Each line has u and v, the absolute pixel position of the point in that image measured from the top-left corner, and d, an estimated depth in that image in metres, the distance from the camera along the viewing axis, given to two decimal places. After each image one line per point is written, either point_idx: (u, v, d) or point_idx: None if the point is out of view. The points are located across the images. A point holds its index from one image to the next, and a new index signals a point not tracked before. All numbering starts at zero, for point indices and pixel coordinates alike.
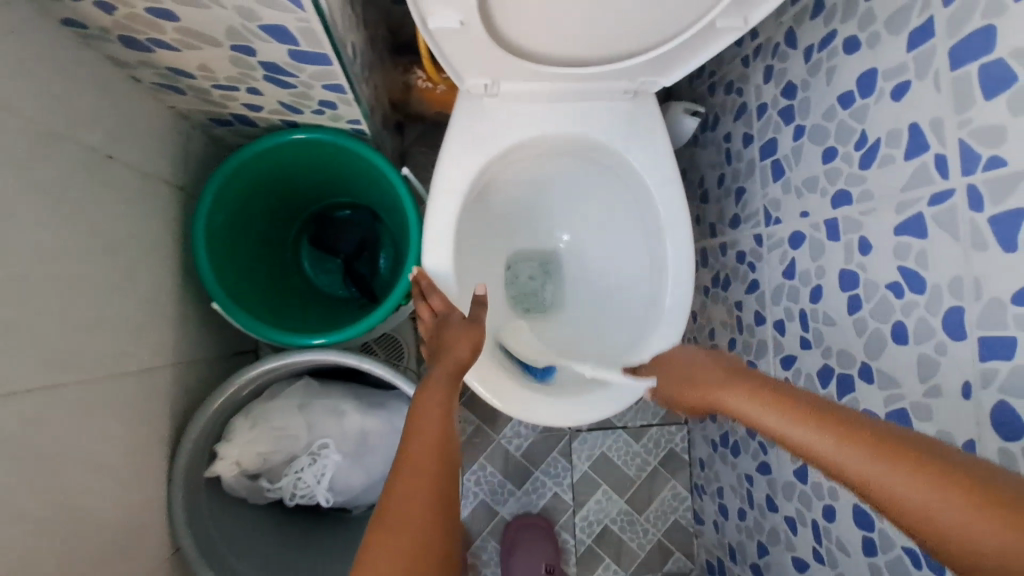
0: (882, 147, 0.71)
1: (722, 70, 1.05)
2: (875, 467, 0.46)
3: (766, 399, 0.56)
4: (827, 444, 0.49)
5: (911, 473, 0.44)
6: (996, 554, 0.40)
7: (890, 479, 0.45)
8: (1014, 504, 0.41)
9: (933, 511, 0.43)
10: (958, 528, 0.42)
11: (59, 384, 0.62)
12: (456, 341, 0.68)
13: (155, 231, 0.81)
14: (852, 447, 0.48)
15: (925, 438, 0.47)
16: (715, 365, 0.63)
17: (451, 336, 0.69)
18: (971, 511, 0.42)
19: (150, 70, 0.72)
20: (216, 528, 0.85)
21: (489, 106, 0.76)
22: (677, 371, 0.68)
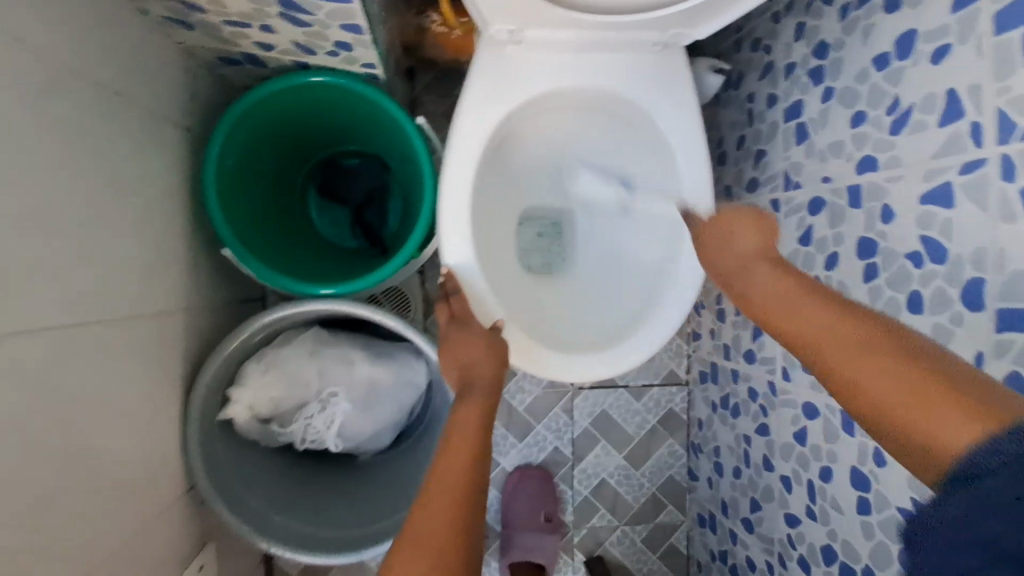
0: (915, 113, 0.69)
1: (751, 25, 1.01)
2: (858, 359, 0.52)
3: (801, 286, 0.61)
4: (836, 330, 0.55)
5: (885, 365, 0.50)
6: (933, 434, 0.45)
7: (871, 367, 0.50)
8: (983, 402, 0.44)
9: (888, 396, 0.49)
10: (908, 409, 0.47)
11: (78, 324, 0.62)
12: (473, 351, 0.71)
13: (165, 174, 0.79)
14: (844, 343, 0.54)
15: (923, 348, 0.50)
16: (763, 247, 0.67)
17: (473, 352, 0.71)
18: (928, 398, 0.46)
19: (157, 2, 0.68)
20: (230, 468, 0.87)
21: (511, 54, 0.73)
22: (717, 237, 0.71)
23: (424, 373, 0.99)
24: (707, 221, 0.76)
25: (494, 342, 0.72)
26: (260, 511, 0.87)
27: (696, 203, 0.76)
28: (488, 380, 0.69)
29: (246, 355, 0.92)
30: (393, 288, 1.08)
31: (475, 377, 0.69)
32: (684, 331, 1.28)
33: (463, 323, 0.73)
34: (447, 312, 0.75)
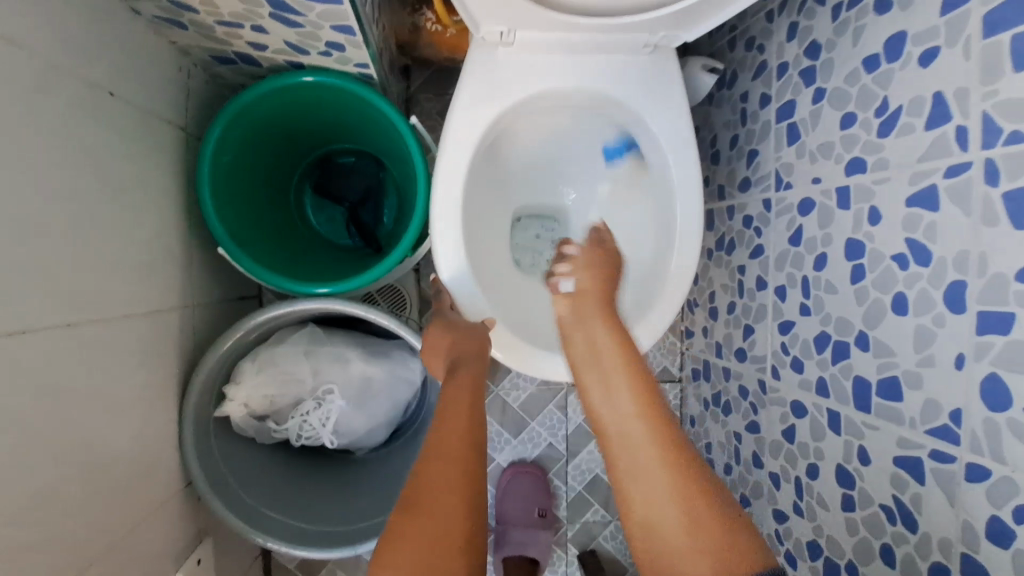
0: (903, 115, 0.69)
1: (745, 24, 1.01)
2: (646, 446, 0.56)
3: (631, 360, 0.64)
4: (639, 429, 0.57)
5: (665, 478, 0.54)
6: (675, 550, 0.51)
7: (656, 479, 0.54)
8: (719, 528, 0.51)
9: (659, 514, 0.53)
10: (667, 526, 0.52)
11: (72, 324, 0.63)
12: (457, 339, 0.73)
13: (159, 173, 0.79)
14: (646, 431, 0.57)
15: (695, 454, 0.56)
16: (602, 304, 0.71)
17: (464, 339, 0.73)
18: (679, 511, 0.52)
19: (149, 3, 0.69)
20: (226, 464, 0.89)
21: (503, 56, 0.73)
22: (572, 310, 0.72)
23: (418, 371, 1.00)
24: (696, 222, 0.77)
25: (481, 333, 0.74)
26: (256, 507, 0.88)
27: (686, 204, 0.77)
28: (477, 363, 0.71)
29: (241, 353, 0.93)
30: (388, 285, 1.09)
31: (465, 360, 0.70)
32: (677, 329, 1.29)
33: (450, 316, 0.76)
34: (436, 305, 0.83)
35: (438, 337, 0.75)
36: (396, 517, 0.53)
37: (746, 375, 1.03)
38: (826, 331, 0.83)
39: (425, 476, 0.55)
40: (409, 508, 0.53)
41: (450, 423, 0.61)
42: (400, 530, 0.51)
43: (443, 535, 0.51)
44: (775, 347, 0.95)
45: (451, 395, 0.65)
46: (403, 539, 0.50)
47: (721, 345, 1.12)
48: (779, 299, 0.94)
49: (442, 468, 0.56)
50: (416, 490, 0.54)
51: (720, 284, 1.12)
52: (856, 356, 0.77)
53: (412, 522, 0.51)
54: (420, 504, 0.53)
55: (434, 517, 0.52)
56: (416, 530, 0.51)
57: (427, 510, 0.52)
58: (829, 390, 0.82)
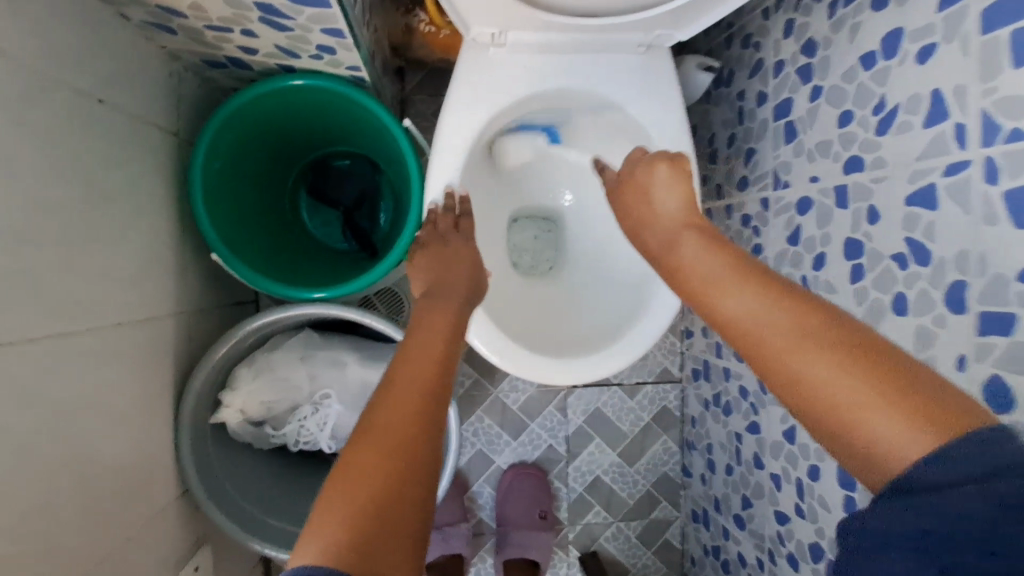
0: (901, 113, 0.69)
1: (741, 21, 1.00)
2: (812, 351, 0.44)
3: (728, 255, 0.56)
4: (779, 319, 0.48)
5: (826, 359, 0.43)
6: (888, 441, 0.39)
7: (816, 359, 0.44)
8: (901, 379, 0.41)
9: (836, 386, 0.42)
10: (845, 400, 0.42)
11: (63, 335, 0.63)
12: (444, 269, 0.68)
13: (152, 180, 0.79)
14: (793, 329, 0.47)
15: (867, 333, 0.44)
16: (685, 204, 0.66)
17: (443, 271, 0.67)
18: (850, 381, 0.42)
19: (138, 9, 0.68)
20: (223, 471, 0.88)
21: (495, 57, 0.73)
22: (633, 194, 0.71)
23: None
24: (692, 223, 0.76)
25: (471, 270, 0.69)
26: (255, 513, 0.88)
27: None
28: (457, 295, 0.65)
29: (237, 359, 0.92)
30: (386, 288, 1.07)
31: (440, 290, 0.65)
32: (676, 329, 1.28)
33: (438, 248, 0.71)
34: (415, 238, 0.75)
35: (421, 270, 0.69)
36: (354, 437, 0.47)
37: (746, 376, 1.02)
38: None
39: (390, 395, 0.50)
40: (370, 424, 0.47)
41: (418, 346, 0.56)
42: (358, 450, 0.45)
43: (408, 460, 0.45)
44: None
45: (420, 317, 0.60)
46: (362, 459, 0.44)
47: (720, 345, 1.11)
48: None
49: (407, 387, 0.51)
50: (376, 407, 0.49)
51: None
52: None
53: (371, 442, 0.46)
54: (379, 421, 0.47)
55: (396, 437, 0.46)
56: (377, 451, 0.45)
57: (388, 428, 0.47)
58: None
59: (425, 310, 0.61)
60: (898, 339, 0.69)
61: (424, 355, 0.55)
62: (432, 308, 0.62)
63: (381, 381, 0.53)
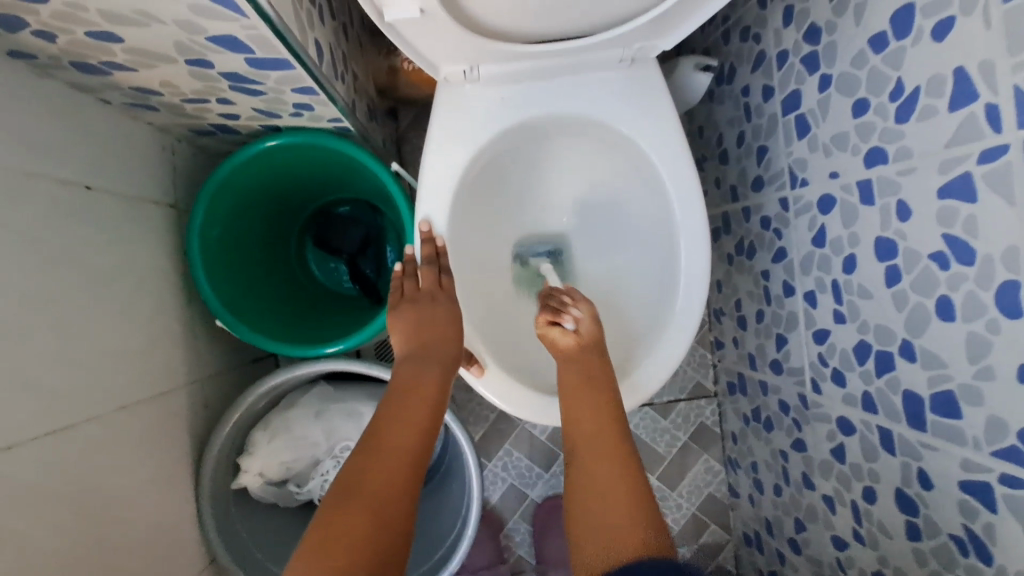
0: (922, 97, 0.62)
1: (737, 14, 0.95)
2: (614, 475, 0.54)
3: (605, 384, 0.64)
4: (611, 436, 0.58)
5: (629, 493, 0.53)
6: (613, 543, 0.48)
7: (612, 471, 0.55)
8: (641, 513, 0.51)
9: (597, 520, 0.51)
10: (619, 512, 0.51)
11: (70, 426, 0.63)
12: (435, 317, 0.65)
13: (150, 255, 0.79)
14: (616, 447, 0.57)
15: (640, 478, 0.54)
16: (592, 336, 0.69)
17: (431, 322, 0.64)
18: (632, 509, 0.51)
19: (115, 92, 0.69)
20: (248, 535, 0.87)
21: (473, 93, 0.70)
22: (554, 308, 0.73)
23: None
24: (701, 240, 0.71)
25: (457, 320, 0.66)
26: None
27: (689, 222, 0.71)
28: (445, 347, 0.63)
29: (254, 420, 0.92)
30: None
31: (428, 343, 0.63)
32: (706, 340, 1.21)
33: (424, 299, 0.66)
34: (399, 291, 0.69)
35: (400, 316, 0.65)
36: (330, 499, 0.47)
37: (785, 389, 0.94)
38: (866, 340, 0.75)
39: (374, 453, 0.50)
40: (347, 492, 0.47)
41: (401, 409, 0.55)
42: (334, 516, 0.45)
43: (384, 527, 0.46)
44: (812, 359, 0.86)
45: (406, 377, 0.59)
46: (336, 529, 0.44)
47: (754, 356, 1.04)
48: (810, 305, 0.85)
49: (389, 449, 0.51)
50: (354, 474, 0.49)
51: (745, 291, 1.04)
52: (902, 367, 0.69)
53: (346, 511, 0.46)
54: (356, 492, 0.47)
55: (372, 508, 0.46)
56: (352, 524, 0.45)
57: (366, 500, 0.47)
58: (877, 406, 0.74)
59: (412, 368, 0.60)
60: (950, 348, 0.62)
61: (409, 420, 0.54)
62: (421, 366, 0.60)
63: (360, 441, 0.52)
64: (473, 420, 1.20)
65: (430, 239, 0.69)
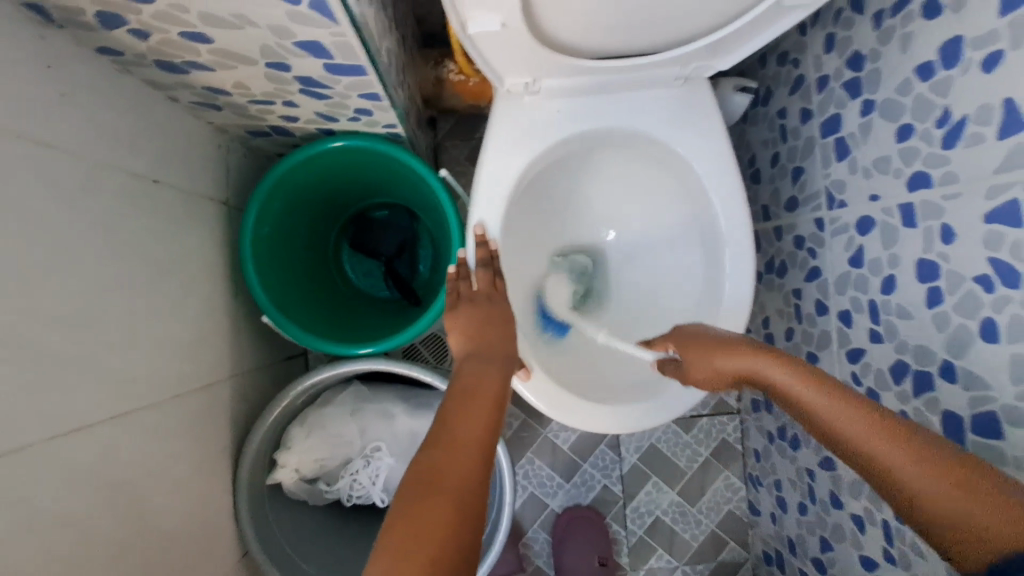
0: (969, 125, 0.64)
1: (776, 39, 0.98)
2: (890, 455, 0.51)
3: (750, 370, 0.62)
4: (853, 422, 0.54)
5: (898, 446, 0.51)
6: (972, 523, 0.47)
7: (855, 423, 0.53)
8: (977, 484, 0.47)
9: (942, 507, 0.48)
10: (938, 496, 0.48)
11: (129, 411, 0.65)
12: (489, 320, 0.67)
13: (204, 249, 0.81)
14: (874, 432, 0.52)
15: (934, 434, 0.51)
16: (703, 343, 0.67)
17: (489, 326, 0.66)
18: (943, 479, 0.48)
19: (186, 91, 0.71)
20: (280, 531, 0.87)
21: (531, 105, 0.72)
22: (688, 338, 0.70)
23: None
24: (746, 257, 0.73)
25: (509, 323, 0.68)
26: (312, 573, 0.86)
27: (733, 238, 0.73)
28: (501, 351, 0.64)
29: (289, 418, 0.92)
30: (430, 335, 1.07)
31: (487, 346, 0.64)
32: None
33: (481, 300, 0.69)
34: (455, 292, 0.71)
35: (458, 317, 0.67)
36: (406, 493, 0.48)
37: None
38: (903, 361, 0.76)
39: (445, 449, 0.52)
40: (425, 486, 0.48)
41: (469, 406, 0.56)
42: (416, 509, 0.46)
43: (462, 518, 0.47)
44: (845, 377, 0.87)
45: (469, 376, 0.60)
46: (419, 521, 0.45)
47: None
48: (844, 324, 0.87)
49: (460, 446, 0.52)
50: (429, 466, 0.50)
51: (774, 308, 1.05)
52: (942, 387, 0.70)
53: (427, 503, 0.46)
54: (435, 483, 0.48)
55: (452, 500, 0.47)
56: (436, 516, 0.46)
57: (445, 489, 0.48)
58: (913, 425, 0.75)
59: (474, 368, 0.61)
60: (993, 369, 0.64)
61: (477, 417, 0.55)
62: (481, 366, 0.62)
63: (428, 438, 0.53)
64: None
65: (485, 242, 0.71)
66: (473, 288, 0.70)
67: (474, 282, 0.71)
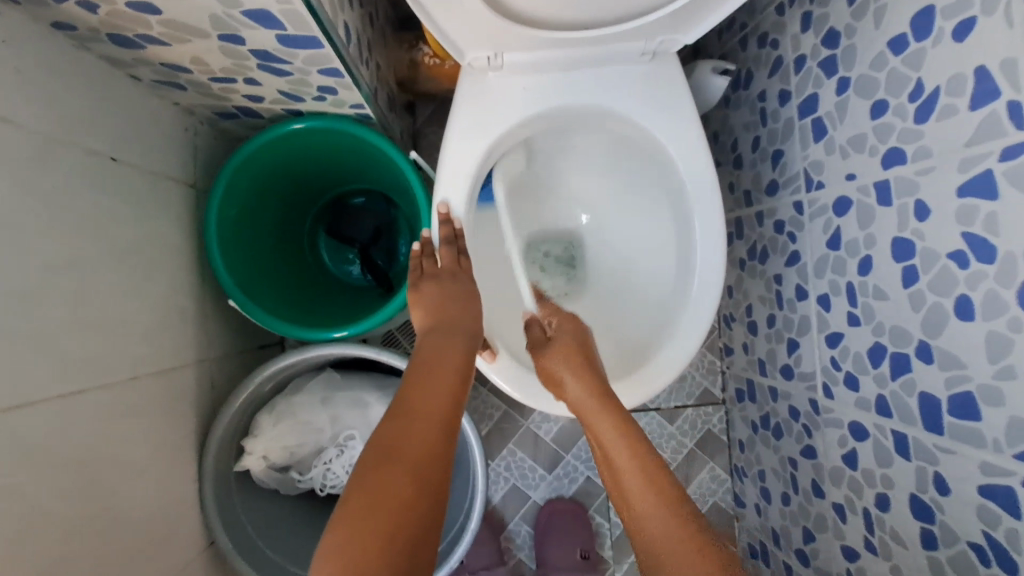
0: (942, 96, 0.62)
1: (755, 20, 0.96)
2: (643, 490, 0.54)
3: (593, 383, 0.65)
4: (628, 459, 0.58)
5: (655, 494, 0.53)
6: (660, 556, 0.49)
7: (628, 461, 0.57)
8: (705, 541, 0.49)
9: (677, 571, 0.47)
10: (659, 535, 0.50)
11: (81, 392, 0.63)
12: (452, 296, 0.65)
13: (168, 231, 0.80)
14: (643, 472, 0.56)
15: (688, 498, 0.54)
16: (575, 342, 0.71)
17: (455, 301, 0.65)
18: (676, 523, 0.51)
19: (146, 69, 0.70)
20: (249, 520, 0.86)
21: (495, 81, 0.71)
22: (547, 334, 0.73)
23: None
24: (717, 235, 0.71)
25: (475, 300, 0.66)
26: (280, 563, 0.85)
27: (704, 216, 0.71)
28: (466, 325, 0.63)
29: (260, 405, 0.91)
30: (407, 323, 1.05)
31: (452, 321, 0.63)
32: (715, 346, 1.20)
33: (445, 277, 0.67)
34: (418, 270, 0.70)
35: (422, 293, 0.66)
36: (364, 466, 0.47)
37: (796, 395, 0.93)
38: (880, 343, 0.74)
39: (403, 421, 0.50)
40: (383, 457, 0.47)
41: (430, 380, 0.55)
42: (372, 482, 0.45)
43: (420, 490, 0.46)
44: (824, 363, 0.85)
45: (431, 350, 0.59)
46: (376, 494, 0.44)
47: (764, 362, 1.03)
48: (823, 308, 0.85)
49: (419, 419, 0.51)
50: (387, 439, 0.49)
51: (756, 295, 1.03)
52: (918, 369, 0.68)
53: (385, 474, 0.46)
54: (392, 455, 0.47)
55: (411, 471, 0.46)
56: (393, 487, 0.45)
57: (402, 462, 0.47)
58: (891, 409, 0.73)
59: (435, 342, 0.60)
60: (968, 348, 0.62)
61: (439, 389, 0.54)
62: (445, 340, 0.60)
63: (387, 411, 0.52)
64: (478, 418, 1.19)
65: (447, 220, 0.69)
66: (435, 266, 0.69)
67: (437, 260, 0.70)
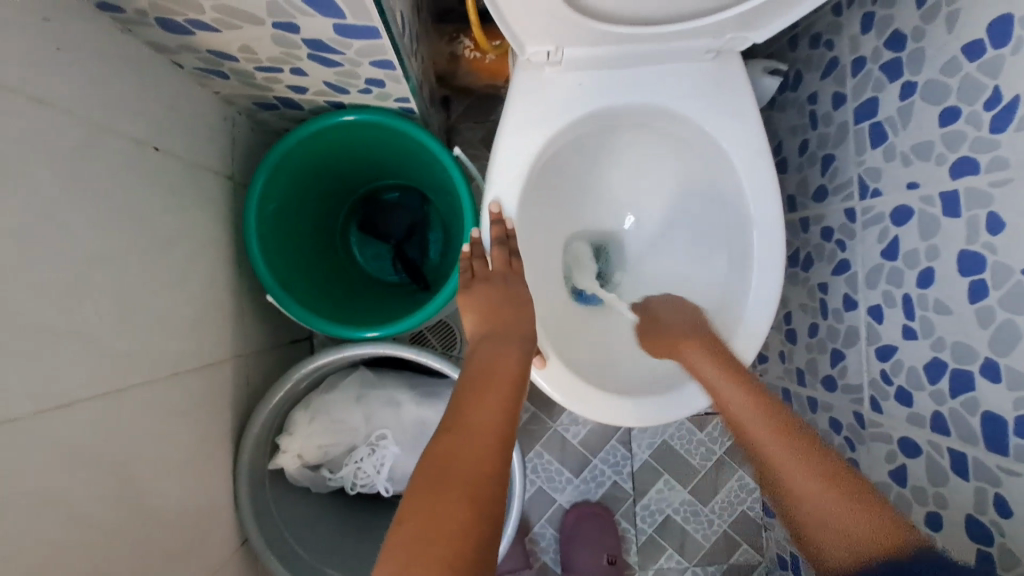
0: (1023, 105, 0.60)
1: (808, 20, 0.93)
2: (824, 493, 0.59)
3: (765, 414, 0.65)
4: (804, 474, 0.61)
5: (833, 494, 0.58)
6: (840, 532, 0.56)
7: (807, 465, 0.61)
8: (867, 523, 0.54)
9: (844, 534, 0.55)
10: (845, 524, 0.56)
11: (123, 388, 0.62)
12: (505, 303, 0.64)
13: (207, 224, 0.78)
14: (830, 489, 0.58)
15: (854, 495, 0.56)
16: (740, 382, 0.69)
17: (507, 306, 0.64)
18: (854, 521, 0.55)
19: (191, 56, 0.68)
20: (281, 518, 0.84)
21: (552, 77, 0.68)
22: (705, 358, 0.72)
23: None
24: (777, 242, 0.69)
25: (530, 307, 0.65)
26: (312, 562, 0.83)
27: (762, 222, 0.69)
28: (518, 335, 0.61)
29: (293, 402, 0.90)
30: (439, 322, 1.03)
31: (504, 328, 0.62)
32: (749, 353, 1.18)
33: (497, 281, 0.66)
34: (469, 271, 0.68)
35: (474, 297, 0.65)
36: (423, 480, 0.45)
37: (838, 407, 0.91)
38: (939, 357, 0.72)
39: (462, 433, 0.49)
40: (442, 471, 0.45)
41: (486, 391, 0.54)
42: (434, 498, 0.43)
43: (482, 507, 0.44)
44: (873, 376, 0.83)
45: (485, 358, 0.58)
46: (438, 511, 0.42)
47: (803, 371, 1.00)
48: (874, 320, 0.82)
49: (479, 430, 0.49)
50: (448, 452, 0.47)
51: (798, 303, 1.00)
52: (983, 387, 0.66)
53: (446, 490, 0.44)
54: (452, 470, 0.45)
55: (470, 488, 0.44)
56: (453, 504, 0.43)
57: (464, 476, 0.45)
58: (948, 427, 0.71)
59: (490, 351, 0.59)
60: None
61: (494, 401, 0.53)
62: (501, 348, 0.59)
63: (444, 422, 0.51)
64: None
65: (500, 220, 0.67)
66: (486, 268, 0.67)
67: (489, 262, 0.68)
